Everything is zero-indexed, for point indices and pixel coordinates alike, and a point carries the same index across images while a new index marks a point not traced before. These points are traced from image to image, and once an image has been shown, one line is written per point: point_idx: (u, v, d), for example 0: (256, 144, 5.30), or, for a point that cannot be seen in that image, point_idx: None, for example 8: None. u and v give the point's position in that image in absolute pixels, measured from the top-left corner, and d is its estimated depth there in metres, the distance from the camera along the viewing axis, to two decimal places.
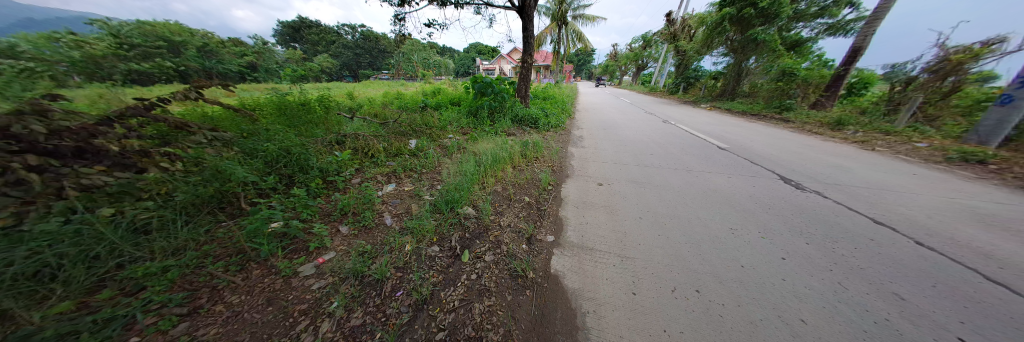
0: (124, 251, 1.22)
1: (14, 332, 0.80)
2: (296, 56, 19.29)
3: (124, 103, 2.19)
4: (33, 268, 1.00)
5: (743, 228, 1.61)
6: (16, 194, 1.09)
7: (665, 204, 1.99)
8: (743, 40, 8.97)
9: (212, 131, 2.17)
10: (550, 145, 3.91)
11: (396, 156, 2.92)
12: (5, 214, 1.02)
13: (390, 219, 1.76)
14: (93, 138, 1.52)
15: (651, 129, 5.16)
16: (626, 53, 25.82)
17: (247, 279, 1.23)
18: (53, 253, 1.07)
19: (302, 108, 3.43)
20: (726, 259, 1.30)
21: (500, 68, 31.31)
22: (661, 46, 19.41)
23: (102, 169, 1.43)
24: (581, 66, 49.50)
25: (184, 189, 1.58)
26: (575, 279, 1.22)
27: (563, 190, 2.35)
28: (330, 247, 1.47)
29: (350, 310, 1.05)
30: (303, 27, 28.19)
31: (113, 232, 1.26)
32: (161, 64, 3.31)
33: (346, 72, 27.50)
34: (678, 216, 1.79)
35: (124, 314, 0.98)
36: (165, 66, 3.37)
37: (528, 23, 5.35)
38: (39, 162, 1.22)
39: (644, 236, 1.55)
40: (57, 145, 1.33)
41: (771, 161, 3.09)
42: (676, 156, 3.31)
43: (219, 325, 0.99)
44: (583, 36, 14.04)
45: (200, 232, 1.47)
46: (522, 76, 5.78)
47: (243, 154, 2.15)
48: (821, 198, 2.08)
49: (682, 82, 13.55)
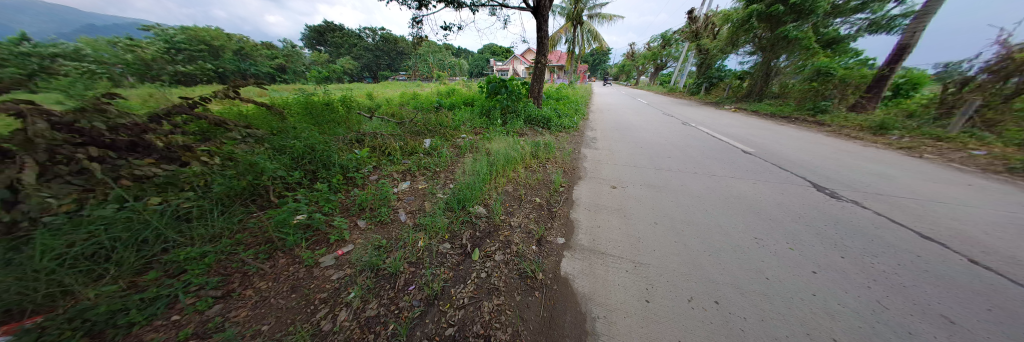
0: (166, 236, 1.34)
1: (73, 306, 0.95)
2: (320, 57, 20.37)
3: (171, 102, 2.41)
4: (90, 249, 1.15)
5: (768, 238, 1.52)
6: (77, 182, 1.32)
7: (682, 209, 1.92)
8: (772, 38, 8.45)
9: (246, 128, 2.35)
10: (563, 146, 3.88)
11: (411, 155, 3.00)
12: (66, 200, 1.24)
13: (404, 215, 1.82)
14: (144, 134, 1.74)
15: (669, 131, 4.97)
16: (644, 52, 24.98)
17: (274, 267, 1.32)
18: (108, 236, 1.21)
19: (326, 107, 3.62)
20: (749, 269, 1.23)
21: (514, 69, 31.41)
22: (682, 45, 18.59)
23: (152, 161, 1.62)
24: (596, 66, 48.54)
25: (220, 181, 1.71)
26: (587, 283, 1.20)
27: (574, 192, 2.32)
28: (349, 240, 1.54)
29: (365, 301, 1.10)
30: (327, 30, 29.71)
31: (159, 218, 1.38)
32: (202, 66, 3.60)
33: (366, 73, 28.66)
34: (697, 222, 1.72)
35: (167, 294, 1.08)
36: (206, 68, 3.69)
37: (542, 23, 5.33)
38: (99, 154, 1.44)
39: (659, 241, 1.51)
40: (113, 139, 1.57)
41: (801, 167, 2.89)
42: (696, 159, 3.18)
43: (249, 309, 1.07)
44: (599, 36, 13.77)
45: (234, 221, 1.57)
46: (535, 76, 5.77)
47: (273, 150, 2.30)
48: (857, 208, 1.92)
49: (704, 82, 12.93)
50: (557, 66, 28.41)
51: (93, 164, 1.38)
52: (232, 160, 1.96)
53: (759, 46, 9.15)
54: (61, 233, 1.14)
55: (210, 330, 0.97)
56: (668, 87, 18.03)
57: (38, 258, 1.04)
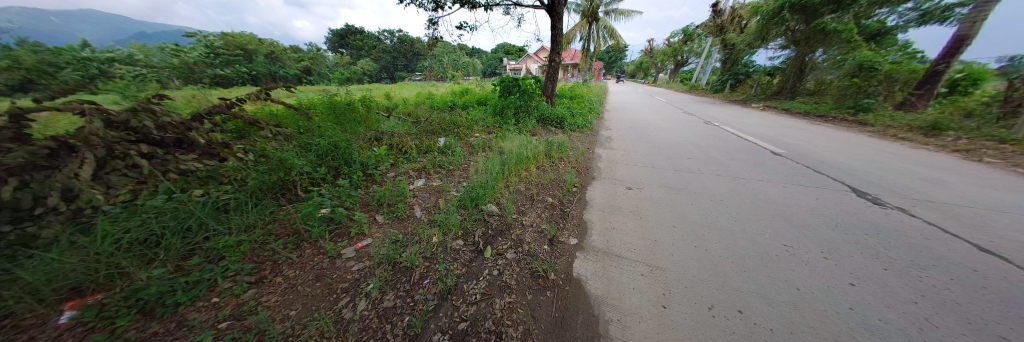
0: (208, 225, 1.47)
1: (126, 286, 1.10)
2: (342, 60, 21.37)
3: (211, 103, 2.63)
4: (143, 236, 1.29)
5: (800, 245, 1.41)
6: (132, 175, 1.49)
7: (703, 212, 1.84)
8: (807, 31, 7.82)
9: (276, 127, 2.52)
10: (576, 145, 3.82)
11: (426, 153, 3.08)
12: (122, 191, 1.40)
13: (419, 212, 1.87)
14: (188, 132, 1.92)
15: (689, 131, 4.74)
16: (663, 48, 24.02)
17: (301, 256, 1.40)
18: (159, 224, 1.36)
19: (348, 107, 3.79)
20: (778, 279, 1.15)
21: (527, 68, 31.26)
22: (705, 40, 17.68)
23: (194, 157, 1.79)
24: (613, 64, 47.23)
25: (254, 176, 1.85)
26: (600, 284, 1.19)
27: (588, 193, 2.28)
28: (368, 233, 1.62)
29: (382, 293, 1.14)
30: (349, 33, 31.08)
31: (201, 208, 1.52)
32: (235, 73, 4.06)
33: (384, 74, 29.68)
34: (719, 226, 1.64)
35: (208, 278, 1.19)
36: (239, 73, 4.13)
37: (557, 21, 5.26)
38: (148, 150, 1.61)
39: (677, 246, 1.45)
40: (161, 137, 1.75)
41: (839, 171, 2.66)
42: (718, 161, 3.03)
43: (278, 294, 1.15)
44: (615, 32, 13.42)
45: (266, 213, 1.69)
46: (549, 75, 5.71)
47: (300, 147, 2.44)
48: (902, 216, 1.74)
49: (729, 79, 12.23)
50: (572, 64, 28.02)
51: (142, 159, 1.54)
52: (264, 156, 2.11)
53: (792, 40, 8.51)
54: (119, 221, 1.30)
55: (245, 312, 1.06)
56: (690, 85, 17.20)
57: (100, 243, 1.20)
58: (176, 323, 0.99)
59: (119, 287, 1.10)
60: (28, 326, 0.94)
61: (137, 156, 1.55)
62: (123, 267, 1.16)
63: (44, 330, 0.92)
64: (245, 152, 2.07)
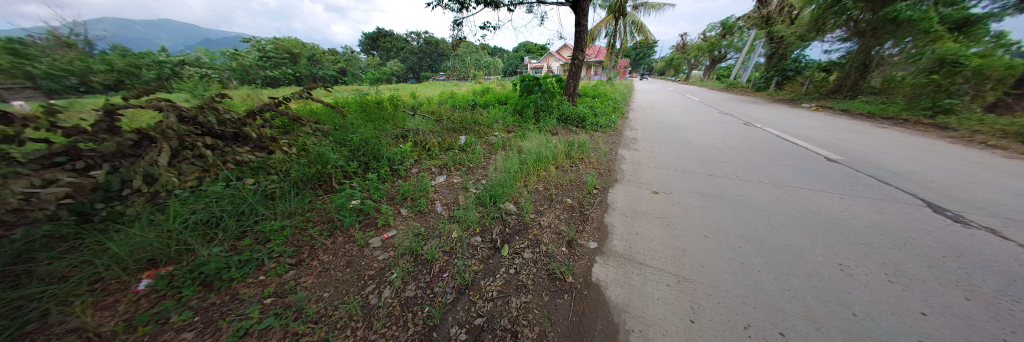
0: (257, 210, 1.65)
1: (190, 260, 1.27)
2: (373, 61, 22.76)
3: (262, 101, 2.94)
4: (205, 217, 1.49)
5: (860, 265, 1.24)
6: (198, 164, 1.73)
7: (740, 223, 1.69)
8: (877, 20, 6.81)
9: (316, 124, 2.75)
10: (598, 146, 3.70)
11: (448, 150, 3.17)
12: (190, 178, 1.63)
13: (440, 207, 1.94)
14: (244, 127, 2.17)
15: (725, 132, 4.37)
16: (698, 43, 22.32)
17: (334, 243, 1.52)
18: (218, 208, 1.55)
19: (378, 106, 4.02)
20: (829, 301, 1.02)
21: (549, 67, 30.86)
22: (746, 33, 16.12)
23: (247, 149, 2.03)
24: (640, 61, 44.91)
25: (296, 168, 2.03)
26: (621, 292, 1.14)
27: (610, 196, 2.19)
28: (393, 225, 1.71)
29: (404, 282, 1.20)
30: (379, 36, 32.92)
31: (252, 196, 1.71)
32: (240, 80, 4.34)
33: (411, 74, 31.02)
34: (759, 239, 1.49)
35: (257, 258, 1.33)
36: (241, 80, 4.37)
37: (581, 18, 5.12)
38: (211, 143, 1.85)
39: (708, 257, 1.35)
40: (222, 131, 2.01)
41: (911, 182, 2.29)
42: (759, 166, 2.76)
43: (314, 277, 1.26)
44: (644, 27, 12.79)
45: (305, 201, 1.85)
46: (571, 73, 5.58)
47: (335, 142, 2.64)
48: (995, 238, 1.46)
49: (776, 76, 11.03)
50: (596, 62, 27.26)
51: (206, 150, 1.78)
52: (304, 150, 2.31)
53: (856, 31, 7.45)
54: (188, 203, 1.52)
55: (286, 291, 1.17)
56: (728, 82, 15.81)
57: (173, 221, 1.41)
58: (229, 296, 1.13)
59: (186, 261, 1.28)
60: (114, 289, 1.14)
61: (202, 148, 1.79)
62: (190, 244, 1.35)
63: (126, 295, 1.12)
64: (289, 147, 2.29)
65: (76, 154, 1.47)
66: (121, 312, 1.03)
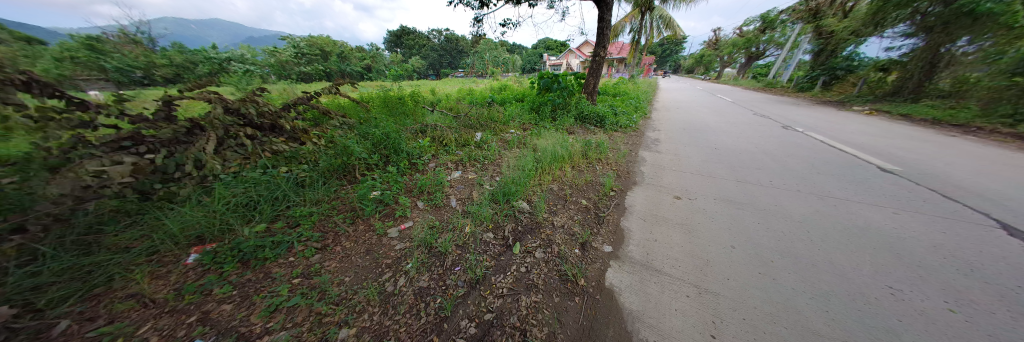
0: (289, 197, 1.77)
1: (230, 240, 1.40)
2: (396, 58, 23.60)
3: (296, 95, 3.16)
4: (244, 200, 1.63)
5: (915, 290, 1.08)
6: (240, 152, 1.89)
7: (773, 235, 1.55)
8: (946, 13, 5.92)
9: (342, 117, 2.89)
10: (617, 147, 3.57)
11: (464, 146, 3.21)
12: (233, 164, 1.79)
13: (455, 202, 1.97)
14: (280, 119, 2.34)
15: (759, 136, 4.04)
16: (733, 39, 20.66)
17: (355, 231, 1.60)
18: (256, 193, 1.69)
19: (399, 101, 4.15)
20: (876, 327, 0.90)
21: (568, 64, 30.18)
22: (790, 27, 14.65)
23: (282, 140, 2.20)
24: (667, 58, 42.58)
25: (323, 158, 2.14)
26: (636, 300, 1.09)
27: (628, 199, 2.11)
28: (410, 217, 1.76)
29: (418, 273, 1.24)
30: (403, 33, 33.93)
31: (285, 183, 1.84)
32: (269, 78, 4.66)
33: (431, 71, 31.72)
34: (794, 254, 1.36)
35: (287, 241, 1.43)
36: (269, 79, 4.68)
37: (604, 13, 4.94)
38: (251, 133, 2.02)
39: (735, 270, 1.25)
40: (261, 122, 2.19)
41: (987, 199, 1.97)
42: (798, 174, 2.52)
43: (336, 262, 1.33)
44: (673, 22, 12.21)
45: (331, 190, 1.95)
46: (591, 70, 5.41)
47: (359, 134, 2.76)
48: None
49: (823, 75, 9.95)
50: (618, 58, 26.32)
51: (247, 140, 1.95)
52: (332, 142, 2.44)
53: (921, 26, 6.54)
54: (231, 188, 1.67)
55: (313, 272, 1.26)
56: (766, 81, 14.53)
57: (218, 203, 1.56)
58: (263, 274, 1.23)
59: (226, 240, 1.41)
60: (169, 261, 1.29)
61: (244, 137, 1.96)
62: (230, 224, 1.48)
63: (177, 267, 1.26)
64: (318, 139, 2.43)
65: (141, 139, 1.67)
66: (173, 281, 1.17)
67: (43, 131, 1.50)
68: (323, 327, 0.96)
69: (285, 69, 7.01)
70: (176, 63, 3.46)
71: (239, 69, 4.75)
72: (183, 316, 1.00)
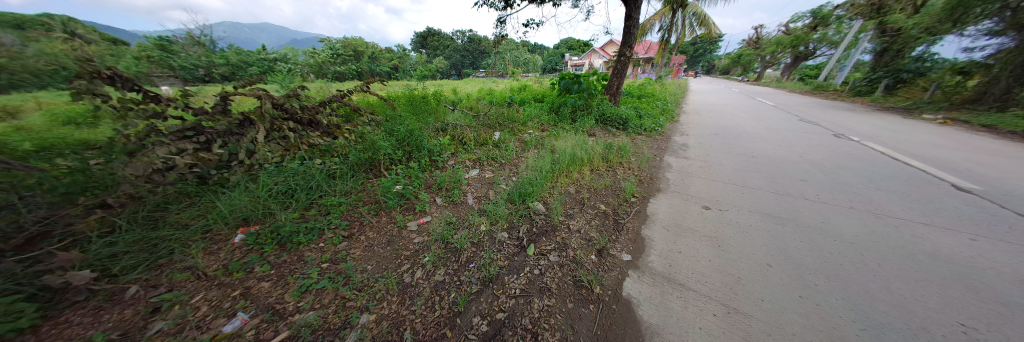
0: (322, 187, 1.90)
1: (269, 224, 1.53)
2: (421, 59, 24.67)
3: (331, 93, 3.40)
4: (284, 188, 1.78)
5: (998, 331, 0.90)
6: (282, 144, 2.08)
7: (818, 256, 1.39)
8: None
9: (371, 114, 3.05)
10: (640, 151, 3.42)
11: (482, 145, 3.25)
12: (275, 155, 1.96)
13: (471, 199, 2.01)
14: (317, 115, 2.54)
15: (804, 144, 3.66)
16: (778, 37, 18.83)
17: (379, 222, 1.68)
18: (294, 182, 1.84)
19: (423, 100, 4.30)
20: None
21: (591, 64, 29.48)
22: (848, 23, 13.06)
23: (318, 134, 2.38)
24: (699, 57, 39.99)
25: (353, 153, 2.27)
26: (654, 313, 1.04)
27: (650, 206, 2.02)
28: (428, 212, 1.82)
29: (435, 266, 1.28)
30: (428, 35, 35.24)
31: (319, 174, 1.97)
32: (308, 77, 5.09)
33: (454, 71, 32.56)
34: (842, 278, 1.21)
35: (319, 227, 1.54)
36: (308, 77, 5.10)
37: (632, 11, 4.74)
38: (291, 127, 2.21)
39: (771, 291, 1.14)
40: (301, 117, 2.39)
41: None
42: (853, 189, 2.23)
43: (360, 250, 1.41)
44: (708, 19, 11.44)
45: (359, 182, 2.06)
46: (615, 70, 5.22)
47: (385, 130, 2.88)
48: None
49: (885, 78, 8.75)
50: (644, 58, 25.26)
51: (288, 133, 2.14)
52: (361, 137, 2.59)
53: (1009, 23, 5.54)
54: (273, 177, 1.84)
55: (341, 258, 1.35)
56: (815, 83, 13.08)
57: (262, 189, 1.72)
58: (297, 256, 1.34)
59: (267, 223, 1.55)
60: (221, 239, 1.45)
61: (286, 131, 2.15)
62: (271, 210, 1.62)
63: (226, 245, 1.41)
64: (349, 134, 2.58)
65: (201, 129, 1.93)
66: (222, 257, 1.31)
67: (126, 119, 1.79)
68: (346, 311, 1.02)
69: (324, 68, 7.60)
70: (232, 63, 3.88)
71: (283, 69, 5.23)
72: (229, 290, 1.12)
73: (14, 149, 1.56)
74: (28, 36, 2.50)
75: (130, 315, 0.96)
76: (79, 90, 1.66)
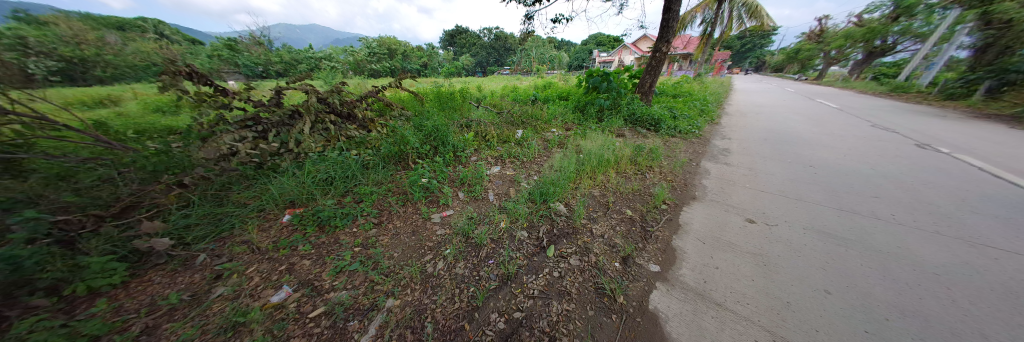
0: (356, 178, 2.03)
1: (310, 208, 1.68)
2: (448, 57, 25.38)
3: (366, 89, 3.62)
4: (324, 177, 1.93)
5: None
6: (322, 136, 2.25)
7: (892, 286, 1.18)
8: None
9: (401, 109, 3.19)
10: (673, 154, 3.19)
11: (505, 143, 3.26)
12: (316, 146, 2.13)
13: (493, 196, 2.02)
14: (355, 109, 2.71)
15: (876, 154, 3.14)
16: (847, 30, 16.34)
17: (405, 212, 1.76)
18: (332, 171, 1.98)
19: (450, 97, 4.41)
20: None
21: (620, 61, 28.12)
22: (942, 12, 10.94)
23: (355, 127, 2.55)
24: (746, 53, 36.12)
25: (384, 146, 2.39)
26: (685, 331, 0.96)
27: (683, 215, 1.87)
28: (451, 206, 1.86)
29: (456, 259, 1.31)
30: (456, 33, 36.09)
31: (353, 164, 2.10)
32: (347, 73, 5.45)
33: (479, 68, 33.01)
34: (926, 315, 1.01)
35: (353, 213, 1.65)
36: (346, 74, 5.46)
37: (671, 3, 4.42)
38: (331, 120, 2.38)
39: (830, 322, 0.99)
40: (341, 111, 2.57)
41: None
42: (943, 211, 1.86)
43: (387, 237, 1.49)
44: (761, 10, 10.26)
45: (389, 174, 2.17)
46: (649, 68, 4.90)
47: (414, 125, 3.00)
48: None
49: (986, 79, 7.06)
50: (681, 54, 23.37)
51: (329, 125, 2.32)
52: (391, 131, 2.71)
53: None
54: (314, 166, 2.01)
55: (370, 243, 1.44)
56: (893, 84, 11.16)
57: (306, 176, 1.89)
58: (333, 239, 1.45)
59: (308, 207, 1.70)
60: (272, 217, 1.63)
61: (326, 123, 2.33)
62: (313, 196, 1.78)
63: (276, 223, 1.57)
64: (381, 128, 2.72)
65: (259, 120, 2.17)
66: (272, 235, 1.46)
67: (199, 109, 2.07)
68: (374, 293, 1.08)
69: (361, 66, 8.16)
70: (285, 61, 4.30)
71: (326, 66, 5.68)
72: (277, 265, 1.25)
73: (118, 132, 1.87)
74: (131, 36, 2.99)
75: (198, 280, 1.13)
76: (165, 84, 1.95)
